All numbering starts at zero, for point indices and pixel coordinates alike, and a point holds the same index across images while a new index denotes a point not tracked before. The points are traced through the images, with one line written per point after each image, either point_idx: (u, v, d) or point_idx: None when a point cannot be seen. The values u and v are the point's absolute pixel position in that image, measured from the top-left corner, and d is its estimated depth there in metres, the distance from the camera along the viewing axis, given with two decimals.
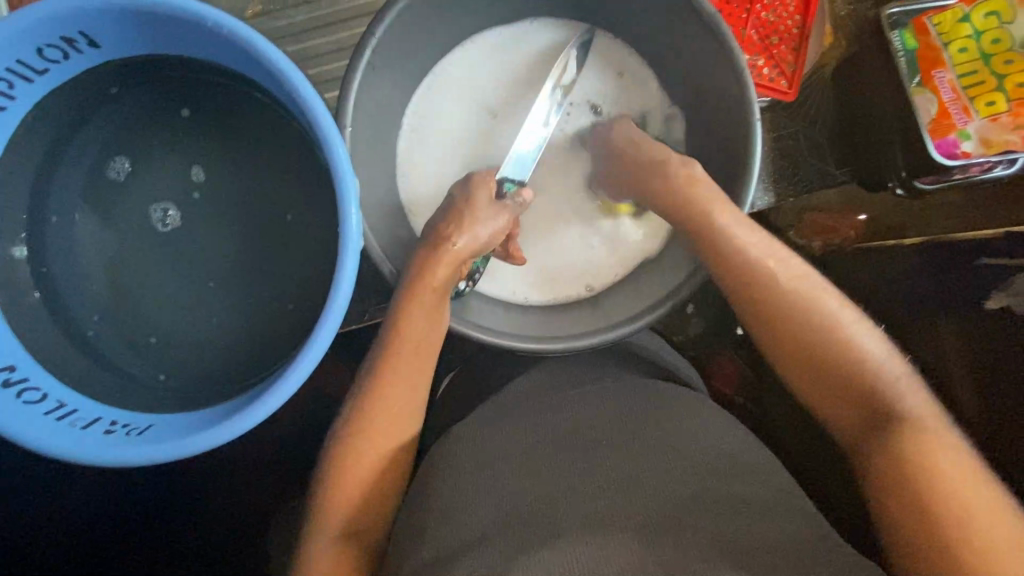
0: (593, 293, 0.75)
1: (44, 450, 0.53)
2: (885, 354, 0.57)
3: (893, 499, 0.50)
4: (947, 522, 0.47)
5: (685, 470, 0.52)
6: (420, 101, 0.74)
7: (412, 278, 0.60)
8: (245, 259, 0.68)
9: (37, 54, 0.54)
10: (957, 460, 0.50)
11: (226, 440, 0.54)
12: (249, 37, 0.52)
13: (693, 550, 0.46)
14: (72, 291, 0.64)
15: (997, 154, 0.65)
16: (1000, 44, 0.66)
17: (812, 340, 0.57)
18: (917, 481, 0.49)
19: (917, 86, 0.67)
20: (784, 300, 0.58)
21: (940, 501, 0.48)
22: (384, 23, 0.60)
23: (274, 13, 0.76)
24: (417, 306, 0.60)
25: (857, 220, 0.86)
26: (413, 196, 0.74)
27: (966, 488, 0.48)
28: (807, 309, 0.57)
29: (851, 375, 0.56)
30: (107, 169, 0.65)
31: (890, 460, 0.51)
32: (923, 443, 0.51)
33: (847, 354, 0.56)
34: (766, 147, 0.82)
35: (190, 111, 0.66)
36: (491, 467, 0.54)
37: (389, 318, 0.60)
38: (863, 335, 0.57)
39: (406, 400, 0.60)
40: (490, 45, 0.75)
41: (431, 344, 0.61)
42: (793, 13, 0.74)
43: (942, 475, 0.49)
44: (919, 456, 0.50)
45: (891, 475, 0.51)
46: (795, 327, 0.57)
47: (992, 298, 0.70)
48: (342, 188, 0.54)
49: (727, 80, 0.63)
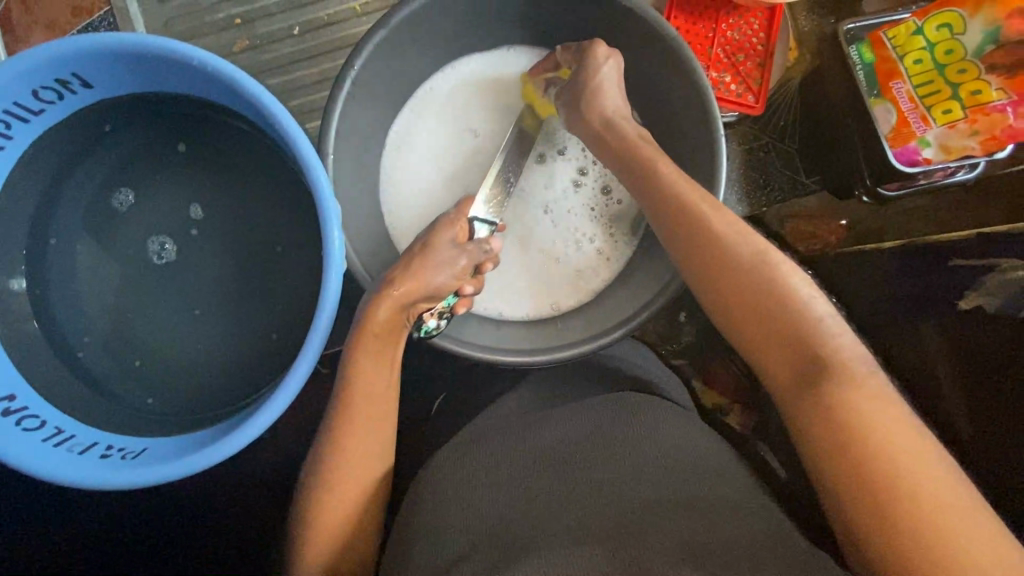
0: (559, 312, 0.77)
1: (41, 476, 0.55)
2: (818, 300, 0.52)
3: (830, 463, 0.46)
4: (893, 487, 0.43)
5: (661, 475, 0.54)
6: (403, 121, 0.77)
7: (357, 323, 0.60)
8: (235, 283, 0.70)
9: (33, 95, 0.57)
10: (895, 415, 0.46)
11: (216, 462, 0.56)
12: (233, 74, 0.55)
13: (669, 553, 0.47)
14: (69, 320, 0.67)
15: (957, 160, 0.67)
16: (954, 55, 0.66)
17: (744, 287, 0.53)
18: (853, 444, 0.45)
19: (875, 98, 0.70)
20: (713, 247, 0.55)
21: (877, 464, 0.44)
22: (362, 57, 0.63)
23: (259, 48, 0.79)
24: (363, 351, 0.60)
25: (838, 225, 0.88)
26: (396, 214, 0.77)
27: (905, 449, 0.44)
28: (735, 259, 0.54)
29: (785, 323, 0.51)
30: (112, 199, 0.68)
31: (825, 416, 0.47)
32: (858, 399, 0.47)
33: (779, 301, 0.51)
34: (736, 159, 0.85)
35: (186, 146, 0.69)
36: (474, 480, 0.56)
37: (342, 361, 0.61)
38: (795, 281, 0.52)
39: (371, 439, 0.61)
40: (471, 69, 0.78)
41: (386, 379, 0.62)
42: (756, 31, 0.77)
43: (878, 434, 0.45)
44: (855, 416, 0.46)
45: (829, 436, 0.46)
46: (725, 274, 0.54)
47: (965, 299, 0.70)
48: (324, 214, 0.56)
49: (693, 97, 0.65)
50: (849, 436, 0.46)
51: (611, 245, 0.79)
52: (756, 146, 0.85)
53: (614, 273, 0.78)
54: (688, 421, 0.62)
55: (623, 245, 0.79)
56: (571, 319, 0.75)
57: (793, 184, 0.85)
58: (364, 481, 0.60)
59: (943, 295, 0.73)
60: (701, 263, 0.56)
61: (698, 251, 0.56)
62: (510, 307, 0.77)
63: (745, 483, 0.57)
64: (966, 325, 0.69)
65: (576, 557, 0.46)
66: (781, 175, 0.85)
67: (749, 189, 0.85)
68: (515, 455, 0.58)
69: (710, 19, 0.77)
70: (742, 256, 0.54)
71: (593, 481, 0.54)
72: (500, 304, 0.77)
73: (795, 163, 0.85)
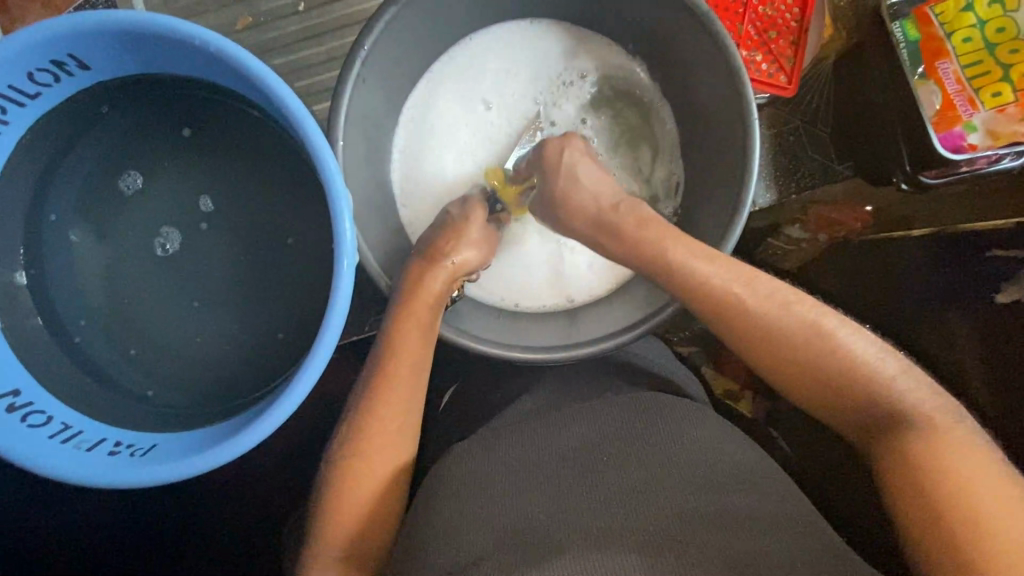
0: (575, 303, 0.75)
1: (48, 474, 0.54)
2: (877, 354, 0.54)
3: (905, 503, 0.48)
4: (967, 514, 0.44)
5: (691, 479, 0.52)
6: (414, 97, 0.73)
7: (406, 295, 0.62)
8: (244, 274, 0.68)
9: (28, 78, 0.54)
10: (974, 458, 0.47)
11: (226, 460, 0.54)
12: (237, 53, 0.52)
13: (707, 560, 0.44)
14: (73, 312, 0.65)
15: (1005, 146, 0.63)
16: (1005, 33, 0.64)
17: (799, 351, 0.55)
18: (934, 488, 0.46)
19: (920, 78, 0.66)
20: (762, 311, 0.56)
21: (950, 501, 0.45)
22: (373, 34, 0.59)
23: (264, 26, 0.76)
24: (410, 323, 0.61)
25: (864, 211, 0.83)
26: (408, 194, 0.74)
27: (989, 487, 0.45)
28: (787, 319, 0.56)
29: (847, 381, 0.53)
30: (118, 182, 0.65)
31: (905, 467, 0.48)
32: (937, 446, 0.48)
33: (838, 360, 0.54)
34: (765, 144, 0.81)
35: (193, 132, 0.66)
36: (494, 483, 0.54)
37: (384, 336, 0.62)
38: (851, 338, 0.55)
39: (397, 433, 0.60)
40: (485, 42, 0.74)
41: (423, 356, 0.62)
42: (789, 7, 0.73)
43: (960, 476, 0.46)
44: (934, 462, 0.47)
45: (900, 476, 0.48)
46: (774, 312, 0.56)
47: (1003, 292, 0.68)
48: (336, 204, 0.53)
49: (725, 79, 0.62)
50: (918, 469, 0.47)
51: None
52: (787, 130, 0.80)
53: (637, 265, 0.74)
54: (713, 421, 0.60)
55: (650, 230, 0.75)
56: (591, 313, 0.71)
57: (824, 171, 0.81)
58: (385, 478, 0.58)
59: (982, 285, 0.70)
60: (742, 320, 0.57)
61: (749, 312, 0.57)
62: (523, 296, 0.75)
63: (774, 486, 0.55)
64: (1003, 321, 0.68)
65: (607, 568, 0.44)
66: (811, 161, 0.81)
67: (778, 175, 0.81)
68: (534, 457, 0.56)
69: None
70: (793, 316, 0.56)
71: (618, 486, 0.52)
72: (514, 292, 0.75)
73: (828, 147, 0.80)
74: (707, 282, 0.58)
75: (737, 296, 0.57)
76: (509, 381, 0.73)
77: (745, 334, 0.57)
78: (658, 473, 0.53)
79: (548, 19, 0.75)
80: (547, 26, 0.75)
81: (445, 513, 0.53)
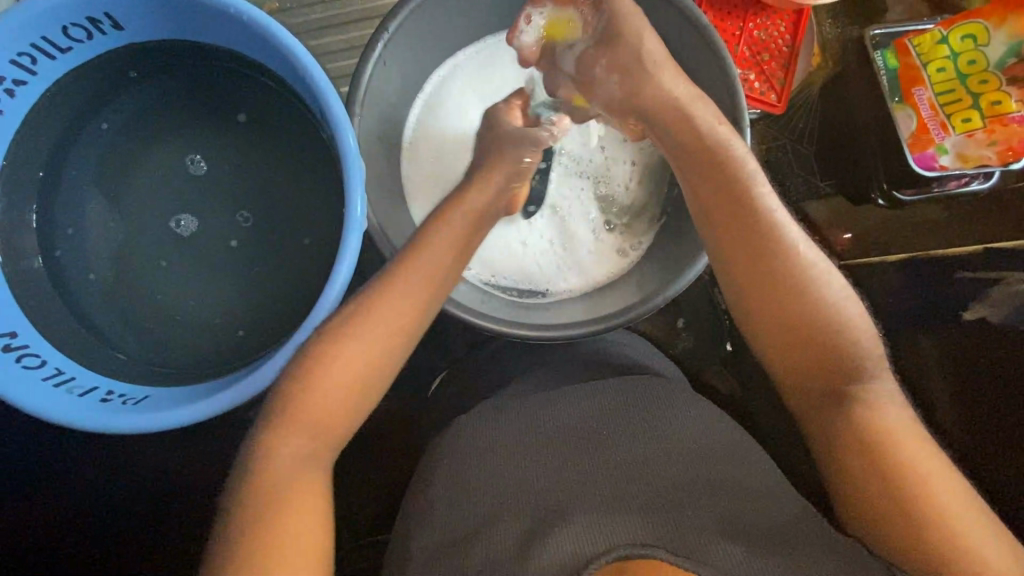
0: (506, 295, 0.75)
1: (38, 413, 0.54)
2: (857, 319, 0.55)
3: (853, 461, 0.51)
4: (906, 482, 0.48)
5: (674, 460, 0.54)
6: (437, 76, 0.77)
7: (409, 252, 0.57)
8: (250, 237, 0.69)
9: (62, 32, 0.57)
10: (916, 436, 0.51)
11: (221, 411, 0.55)
12: (271, 24, 0.55)
13: (701, 529, 0.46)
14: (74, 265, 0.66)
15: (973, 168, 0.69)
16: (976, 65, 0.69)
17: (797, 307, 0.54)
18: (881, 451, 0.50)
19: (897, 103, 0.72)
20: (782, 255, 0.55)
21: (894, 468, 0.49)
22: (397, 19, 0.63)
23: (288, 12, 0.80)
24: (409, 285, 0.55)
25: (843, 238, 0.86)
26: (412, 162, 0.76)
27: (928, 463, 0.49)
28: (782, 259, 0.55)
29: (823, 328, 0.54)
30: (187, 164, 0.68)
31: (858, 431, 0.51)
32: (884, 414, 0.52)
33: (821, 316, 0.54)
34: (755, 157, 0.83)
35: (245, 117, 0.68)
36: (492, 454, 0.56)
37: (374, 291, 0.55)
38: (841, 296, 0.55)
39: (360, 404, 0.53)
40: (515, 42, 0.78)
41: (420, 315, 0.56)
42: (782, 33, 0.79)
43: (901, 443, 0.50)
44: (885, 430, 0.51)
45: (850, 436, 0.52)
46: (762, 244, 0.56)
47: (970, 309, 0.71)
48: (351, 174, 0.56)
49: (722, 90, 0.66)
50: (869, 434, 0.51)
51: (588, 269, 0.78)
52: (774, 146, 0.84)
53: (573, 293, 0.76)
54: (700, 412, 0.61)
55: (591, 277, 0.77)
56: (565, 305, 0.73)
57: (808, 188, 0.85)
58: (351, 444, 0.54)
59: (951, 306, 0.73)
60: (738, 240, 0.57)
61: (753, 251, 0.56)
62: (501, 263, 0.77)
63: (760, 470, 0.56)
64: (973, 337, 0.70)
65: (617, 531, 0.45)
66: (796, 179, 0.85)
67: None
68: (528, 428, 0.58)
69: (739, 18, 0.79)
70: (787, 260, 0.55)
71: (614, 461, 0.53)
72: (493, 257, 0.77)
73: (812, 166, 0.84)
74: (729, 192, 0.57)
75: (769, 229, 0.56)
76: (501, 367, 0.74)
77: (747, 281, 0.56)
78: (650, 453, 0.54)
79: None
80: None
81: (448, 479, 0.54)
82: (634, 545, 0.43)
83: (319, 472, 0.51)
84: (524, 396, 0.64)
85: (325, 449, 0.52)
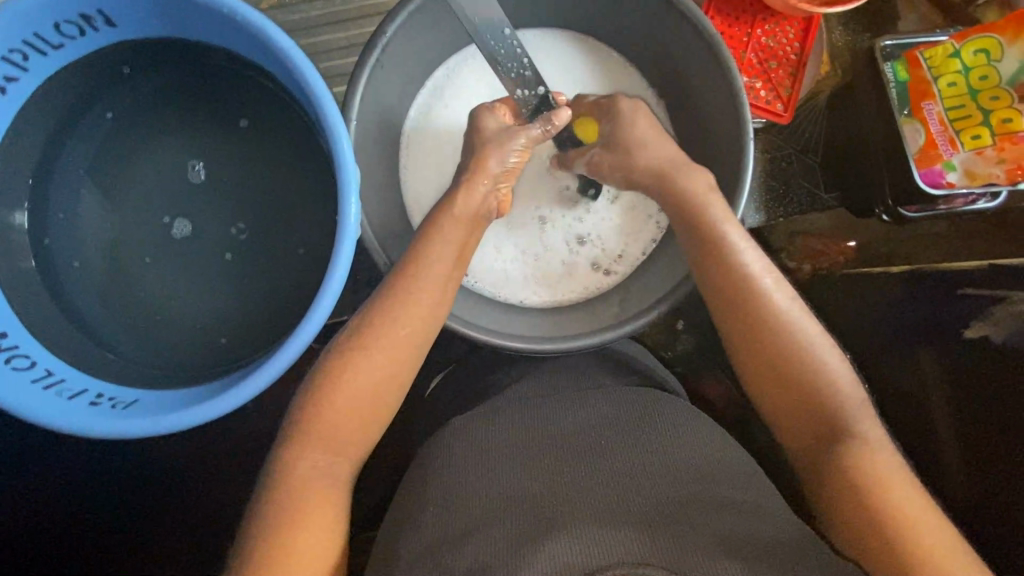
0: (504, 299, 0.75)
1: (25, 415, 0.53)
2: (844, 376, 0.56)
3: (843, 511, 0.51)
4: (896, 535, 0.47)
5: (668, 474, 0.53)
6: (439, 77, 0.76)
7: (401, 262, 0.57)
8: (245, 239, 0.68)
9: (54, 28, 0.56)
10: (910, 488, 0.50)
11: (211, 419, 0.54)
12: (266, 26, 0.54)
13: (696, 540, 0.45)
14: (66, 265, 0.65)
15: (981, 187, 0.67)
16: (988, 81, 0.67)
17: (785, 358, 0.56)
18: (868, 501, 0.49)
19: (906, 117, 0.71)
20: (765, 311, 0.57)
21: (883, 518, 0.48)
22: (396, 21, 0.61)
23: (286, 7, 0.78)
24: (399, 297, 0.55)
25: (847, 245, 0.87)
26: (413, 165, 0.75)
27: (920, 515, 0.48)
28: (768, 315, 0.57)
29: (806, 382, 0.55)
30: (189, 172, 0.67)
31: (846, 480, 0.51)
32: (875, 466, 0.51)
33: (801, 368, 0.55)
34: (758, 165, 0.86)
35: (246, 121, 0.67)
36: (488, 465, 0.55)
37: (370, 301, 0.56)
38: (827, 354, 0.56)
39: (362, 421, 0.54)
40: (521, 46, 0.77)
41: (420, 323, 0.56)
42: (791, 40, 0.77)
43: (891, 494, 0.49)
44: (873, 479, 0.50)
45: (837, 488, 0.52)
46: (744, 299, 0.57)
47: (971, 327, 0.68)
48: (345, 181, 0.55)
49: (725, 97, 0.64)
50: (855, 483, 0.51)
51: (583, 280, 0.77)
52: (779, 154, 0.85)
53: (566, 302, 0.76)
54: (699, 424, 0.61)
55: (585, 288, 0.76)
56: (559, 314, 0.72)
57: (813, 199, 0.86)
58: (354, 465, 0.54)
59: (953, 322, 0.70)
60: (724, 296, 0.59)
61: (737, 303, 0.58)
62: (505, 249, 0.77)
63: (756, 484, 0.56)
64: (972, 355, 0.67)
65: (611, 541, 0.44)
66: (800, 188, 0.86)
67: (767, 200, 0.86)
68: (523, 440, 0.58)
69: (746, 23, 0.77)
70: (775, 319, 0.56)
71: (609, 473, 0.53)
72: (492, 260, 0.76)
73: (817, 176, 0.86)
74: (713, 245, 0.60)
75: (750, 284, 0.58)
76: (498, 373, 0.74)
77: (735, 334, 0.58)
78: (646, 467, 0.53)
79: (589, 40, 0.77)
80: (586, 44, 0.77)
81: (442, 486, 0.54)
82: (619, 565, 0.42)
83: (314, 481, 0.50)
84: (525, 405, 0.63)
85: (317, 459, 0.51)
